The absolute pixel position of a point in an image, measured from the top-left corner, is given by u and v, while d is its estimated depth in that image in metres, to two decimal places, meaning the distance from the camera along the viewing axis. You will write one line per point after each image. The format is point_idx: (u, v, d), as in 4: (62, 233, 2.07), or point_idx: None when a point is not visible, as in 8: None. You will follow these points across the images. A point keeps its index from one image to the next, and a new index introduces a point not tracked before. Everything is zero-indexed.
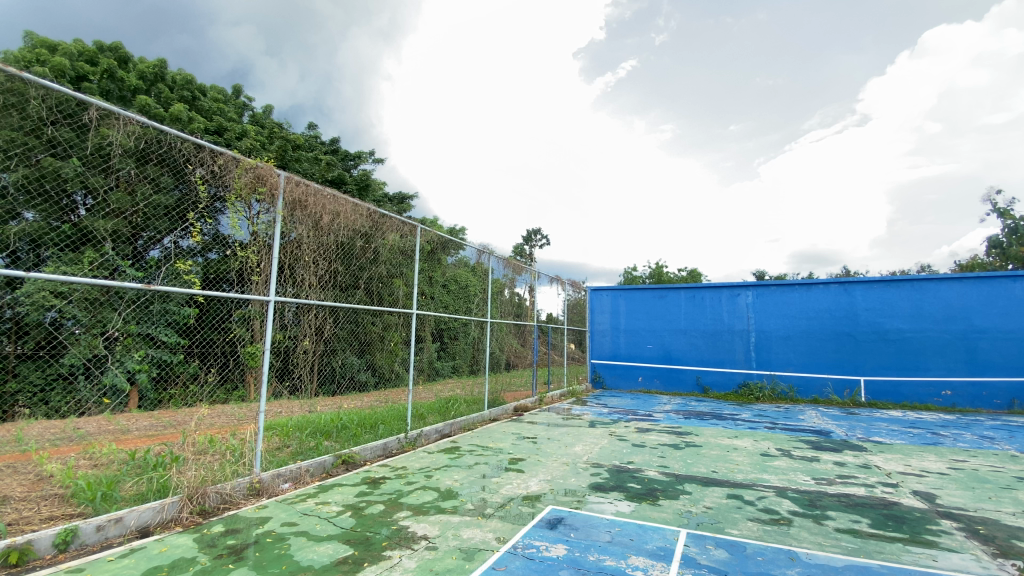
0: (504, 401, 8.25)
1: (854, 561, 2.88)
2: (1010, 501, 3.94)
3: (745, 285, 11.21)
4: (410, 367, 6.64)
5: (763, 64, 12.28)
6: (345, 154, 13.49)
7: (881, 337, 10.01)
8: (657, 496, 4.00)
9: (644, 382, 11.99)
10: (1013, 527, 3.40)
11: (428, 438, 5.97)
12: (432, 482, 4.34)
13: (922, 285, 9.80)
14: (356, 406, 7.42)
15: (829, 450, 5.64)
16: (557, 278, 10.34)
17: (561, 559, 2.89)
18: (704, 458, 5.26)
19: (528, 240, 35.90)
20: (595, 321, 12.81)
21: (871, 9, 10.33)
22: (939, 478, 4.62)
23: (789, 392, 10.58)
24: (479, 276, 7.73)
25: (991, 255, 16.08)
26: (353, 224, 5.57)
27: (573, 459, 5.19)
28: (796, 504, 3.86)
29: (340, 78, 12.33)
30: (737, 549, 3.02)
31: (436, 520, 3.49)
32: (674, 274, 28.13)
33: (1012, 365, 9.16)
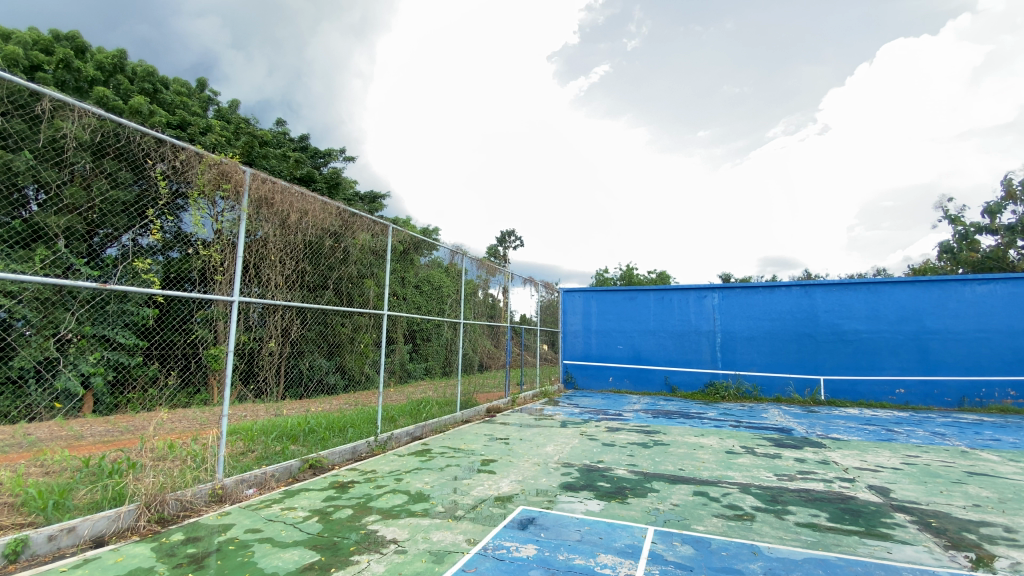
0: (476, 403, 8.21)
1: (813, 554, 2.98)
2: (959, 494, 4.16)
3: (712, 287, 11.49)
4: (380, 368, 6.42)
5: (731, 72, 12.70)
6: (316, 151, 13.73)
7: (839, 337, 10.43)
8: (626, 495, 4.05)
9: (615, 382, 12.14)
10: (961, 519, 3.59)
11: (398, 440, 5.90)
12: (402, 485, 4.29)
13: (877, 288, 10.27)
14: (325, 410, 7.19)
15: (791, 446, 5.84)
16: (530, 279, 10.37)
17: (531, 559, 2.90)
18: (671, 457, 5.37)
19: (501, 241, 35.88)
20: (567, 321, 12.89)
21: (833, 21, 10.76)
22: (893, 473, 4.84)
23: (753, 391, 10.88)
24: (453, 278, 7.69)
25: (943, 259, 16.90)
26: (324, 223, 5.47)
27: (544, 459, 5.22)
28: (759, 500, 3.97)
29: (309, 74, 12.06)
30: (703, 545, 3.09)
31: (405, 524, 3.45)
32: (644, 276, 28.62)
33: (961, 364, 9.67)
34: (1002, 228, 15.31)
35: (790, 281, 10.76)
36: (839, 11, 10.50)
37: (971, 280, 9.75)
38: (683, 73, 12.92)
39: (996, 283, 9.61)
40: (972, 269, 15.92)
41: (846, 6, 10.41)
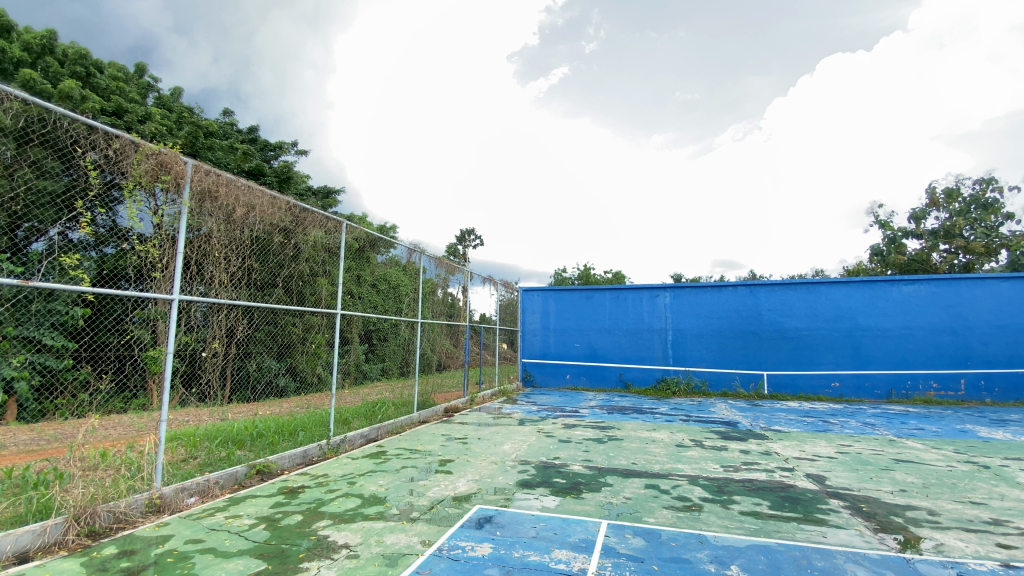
0: (434, 403, 8.09)
1: (756, 541, 3.12)
2: (888, 480, 4.48)
3: (664, 286, 11.85)
4: (333, 368, 6.16)
5: (684, 78, 13.06)
6: (265, 144, 13.30)
7: (781, 335, 10.99)
8: (581, 490, 4.12)
9: (572, 380, 12.32)
10: (889, 504, 3.85)
11: (352, 443, 5.76)
12: (356, 489, 4.19)
13: (815, 288, 10.89)
14: (275, 413, 6.88)
15: (737, 439, 6.10)
16: (490, 278, 10.34)
17: (487, 557, 2.89)
18: (625, 451, 5.50)
19: (461, 240, 35.59)
20: (526, 320, 12.95)
21: (777, 32, 11.38)
22: (829, 461, 5.14)
23: (701, 386, 11.31)
24: (411, 277, 7.52)
25: (873, 262, 17.96)
26: (273, 219, 5.21)
27: (502, 457, 5.22)
28: (707, 491, 4.13)
29: (258, 64, 11.49)
30: (654, 536, 3.17)
31: (358, 528, 3.36)
32: (601, 275, 29.08)
33: (889, 359, 10.40)
34: (925, 232, 16.54)
35: (736, 281, 11.23)
36: (783, 23, 11.16)
37: (898, 281, 10.50)
38: (639, 78, 13.25)
39: (920, 283, 10.37)
40: (899, 271, 17.12)
41: (790, 19, 11.05)
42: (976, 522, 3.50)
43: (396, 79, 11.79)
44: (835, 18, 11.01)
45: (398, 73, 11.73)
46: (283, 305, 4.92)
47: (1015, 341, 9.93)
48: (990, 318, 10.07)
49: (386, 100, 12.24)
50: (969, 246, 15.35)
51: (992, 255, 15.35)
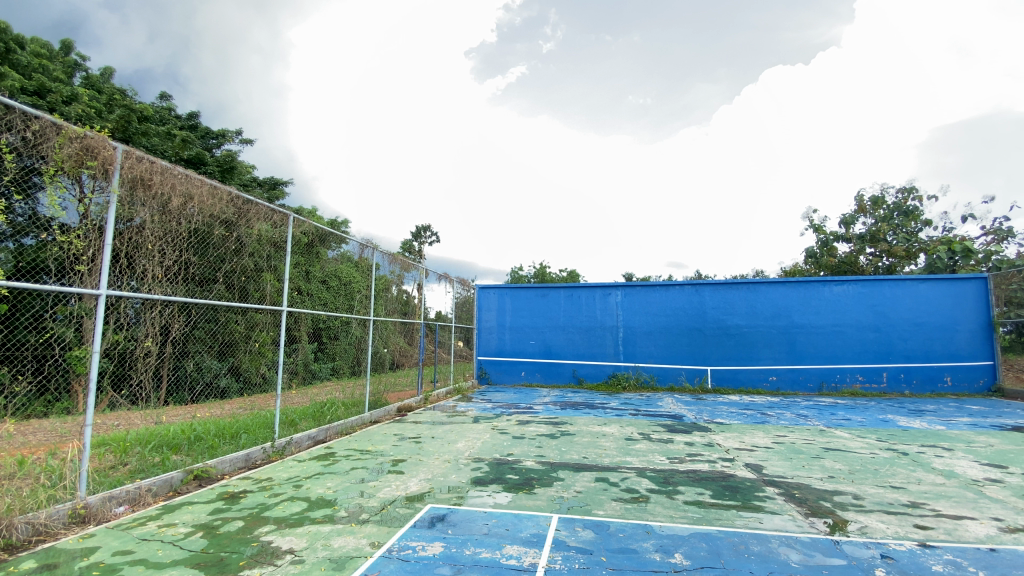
0: (386, 402, 7.89)
1: (698, 529, 3.25)
2: (818, 468, 4.79)
3: (616, 285, 12.13)
4: (278, 366, 5.86)
5: (636, 82, 13.34)
6: (207, 132, 12.74)
7: (724, 332, 11.51)
8: (533, 485, 4.16)
9: (527, 376, 12.41)
10: (819, 490, 4.13)
11: (299, 446, 5.52)
12: (302, 492, 4.04)
13: (755, 287, 11.48)
14: (215, 415, 6.57)
15: (682, 432, 6.32)
16: (445, 276, 10.19)
17: (438, 556, 2.86)
18: (577, 446, 5.59)
19: (417, 238, 35.04)
20: (481, 318, 12.87)
21: (726, 42, 11.90)
22: (766, 451, 5.44)
23: (650, 381, 11.69)
24: (363, 273, 7.31)
25: (808, 263, 19.09)
26: (213, 211, 4.95)
27: (455, 455, 5.19)
28: (653, 482, 4.27)
29: (198, 46, 10.84)
30: (602, 528, 3.25)
31: (304, 532, 3.25)
32: (556, 273, 29.39)
33: (821, 354, 11.11)
34: (854, 236, 17.70)
35: (682, 280, 11.68)
36: (731, 33, 11.69)
37: (829, 281, 11.24)
38: (594, 80, 13.49)
39: (849, 284, 11.13)
40: (831, 272, 18.28)
41: (737, 29, 11.60)
42: (895, 505, 3.81)
43: (361, 78, 11.68)
44: (778, 32, 11.64)
45: (365, 74, 11.65)
46: (223, 301, 4.66)
47: (929, 337, 10.84)
48: (909, 316, 10.94)
49: (339, 94, 11.90)
50: (892, 250, 16.60)
51: (912, 258, 16.68)
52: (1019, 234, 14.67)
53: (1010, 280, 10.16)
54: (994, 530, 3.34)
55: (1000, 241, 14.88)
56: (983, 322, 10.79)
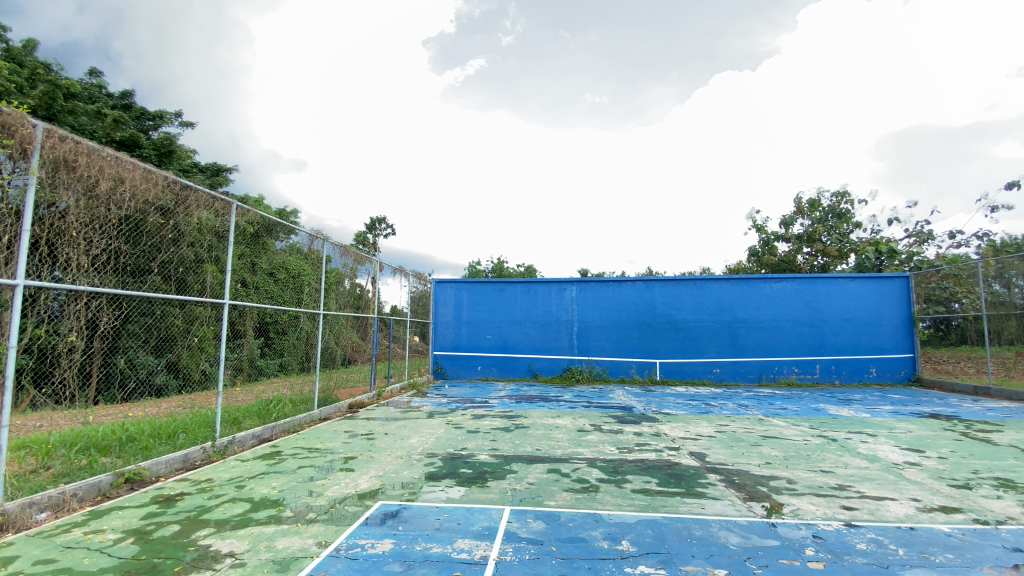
0: (337, 399, 7.65)
1: (644, 516, 3.36)
2: (756, 454, 5.06)
3: (572, 280, 12.31)
4: (218, 363, 5.46)
5: (593, 82, 13.67)
6: (142, 112, 11.80)
7: (672, 326, 11.94)
8: (486, 479, 4.17)
9: (483, 371, 12.40)
10: (757, 475, 4.36)
11: (241, 444, 5.27)
12: (245, 492, 3.88)
13: (701, 283, 11.95)
14: (150, 414, 6.15)
15: (631, 422, 6.51)
16: (400, 269, 9.98)
17: (387, 553, 2.81)
18: (530, 439, 5.65)
19: (371, 231, 34.19)
20: (437, 313, 12.72)
21: (678, 48, 12.28)
22: (709, 440, 5.69)
23: (602, 373, 11.99)
24: (314, 266, 7.07)
25: (750, 262, 20.08)
26: (148, 197, 4.65)
27: (407, 451, 5.12)
28: (603, 472, 4.38)
29: (134, 20, 10.13)
30: (553, 519, 3.30)
31: (245, 534, 3.12)
32: (513, 269, 29.47)
33: (760, 347, 11.72)
34: (793, 236, 18.71)
35: (634, 276, 12.00)
36: (684, 40, 12.03)
37: (770, 279, 11.84)
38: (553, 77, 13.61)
39: (787, 282, 11.79)
40: (772, 270, 19.28)
41: (689, 36, 11.95)
42: (824, 487, 4.08)
43: None
44: (728, 38, 12.11)
45: None
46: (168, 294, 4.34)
47: (858, 332, 11.63)
48: (840, 311, 11.70)
49: None
50: (826, 250, 17.69)
51: (844, 258, 17.84)
52: (937, 237, 15.96)
53: (929, 280, 11.05)
54: (911, 510, 3.64)
55: (921, 242, 16.14)
56: (904, 318, 11.67)
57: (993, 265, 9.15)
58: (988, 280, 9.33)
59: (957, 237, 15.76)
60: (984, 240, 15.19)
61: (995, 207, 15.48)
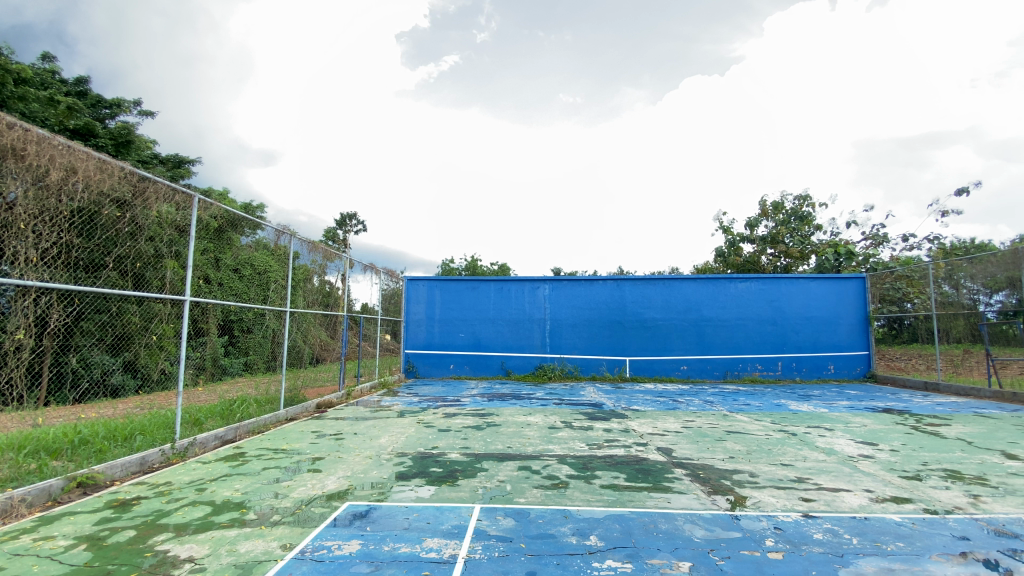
0: (304, 399, 7.48)
1: (613, 511, 3.42)
2: (720, 449, 5.20)
3: (544, 279, 12.38)
4: (179, 362, 5.20)
5: (567, 82, 13.86)
6: (98, 99, 11.33)
7: (642, 325, 12.15)
8: (456, 477, 4.16)
9: (455, 370, 12.36)
10: (721, 469, 4.49)
11: (203, 446, 5.10)
12: (206, 496, 3.76)
13: (670, 283, 12.19)
14: (104, 415, 5.96)
15: (601, 419, 6.61)
16: (371, 266, 9.83)
17: (354, 555, 2.78)
18: (501, 436, 5.67)
19: (342, 227, 33.53)
20: (409, 311, 12.59)
21: (650, 52, 12.53)
22: (676, 435, 5.82)
23: (574, 371, 12.12)
24: (281, 263, 6.89)
25: (717, 262, 20.62)
26: (103, 187, 4.58)
27: (377, 451, 5.05)
28: (573, 468, 4.44)
29: (89, 3, 9.65)
30: (523, 516, 3.32)
31: (206, 538, 3.02)
32: (487, 267, 29.39)
33: (725, 345, 12.06)
34: (758, 238, 19.28)
35: (605, 275, 12.15)
36: (656, 44, 12.25)
37: (735, 279, 12.18)
38: (528, 76, 13.66)
39: (751, 282, 12.15)
40: (738, 270, 19.84)
41: (662, 40, 12.17)
42: (784, 480, 4.23)
43: None
44: (697, 43, 12.29)
45: None
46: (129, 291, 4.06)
47: (817, 330, 12.09)
48: (801, 310, 12.13)
49: None
50: (789, 251, 18.32)
51: (805, 259, 18.51)
52: (892, 240, 16.71)
53: (884, 280, 11.57)
54: (865, 500, 3.81)
55: (876, 245, 16.88)
56: (861, 317, 12.19)
57: (943, 267, 9.63)
58: (938, 281, 9.82)
59: (909, 241, 16.55)
60: (934, 244, 16.01)
61: (944, 212, 16.31)
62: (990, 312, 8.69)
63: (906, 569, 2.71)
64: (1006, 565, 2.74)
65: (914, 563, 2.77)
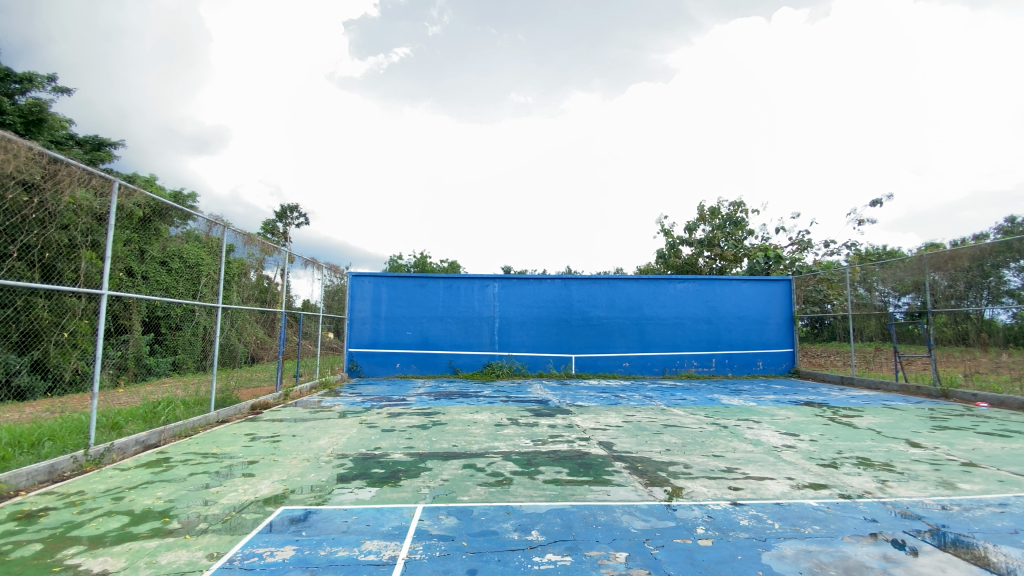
0: (237, 400, 7.10)
1: (554, 505, 3.48)
2: (657, 442, 5.43)
3: (494, 277, 12.40)
4: (94, 363, 4.70)
5: (518, 81, 14.03)
6: (6, 72, 10.25)
7: (587, 323, 12.43)
8: (399, 477, 4.10)
9: (402, 368, 12.16)
10: (657, 461, 4.69)
11: (122, 451, 4.72)
12: (123, 505, 3.49)
13: (614, 282, 12.55)
14: (6, 420, 5.36)
15: (546, 415, 6.72)
16: (313, 262, 9.46)
17: (288, 561, 2.68)
18: (447, 435, 5.64)
19: (283, 218, 32.05)
20: (354, 308, 12.23)
21: (601, 58, 12.90)
22: (617, 429, 6.01)
23: (522, 368, 12.25)
24: (213, 256, 6.56)
25: (659, 263, 21.46)
26: (11, 170, 4.01)
27: (315, 453, 4.89)
28: (517, 464, 4.48)
29: None
30: (465, 514, 3.32)
31: (123, 551, 2.81)
32: (436, 264, 29.05)
33: (665, 343, 12.57)
34: (696, 241, 20.20)
35: (553, 274, 12.33)
36: (605, 49, 12.61)
37: (674, 280, 12.72)
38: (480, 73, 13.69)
39: (689, 282, 12.72)
40: (678, 272, 20.72)
41: (611, 46, 12.53)
42: (714, 470, 4.47)
43: None
44: (643, 52, 12.61)
45: None
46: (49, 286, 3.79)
47: (748, 329, 12.84)
48: (733, 310, 12.84)
49: None
50: (724, 254, 19.35)
51: (739, 262, 19.60)
52: (815, 245, 18.00)
53: (808, 283, 12.45)
54: (786, 487, 4.10)
55: (802, 250, 18.13)
56: (787, 317, 13.04)
57: (859, 271, 10.53)
58: (854, 284, 10.70)
59: (830, 246, 17.88)
60: (851, 250, 17.41)
61: (860, 221, 17.76)
62: (898, 313, 9.53)
63: (821, 550, 2.94)
64: (910, 544, 3.04)
65: (828, 544, 3.01)
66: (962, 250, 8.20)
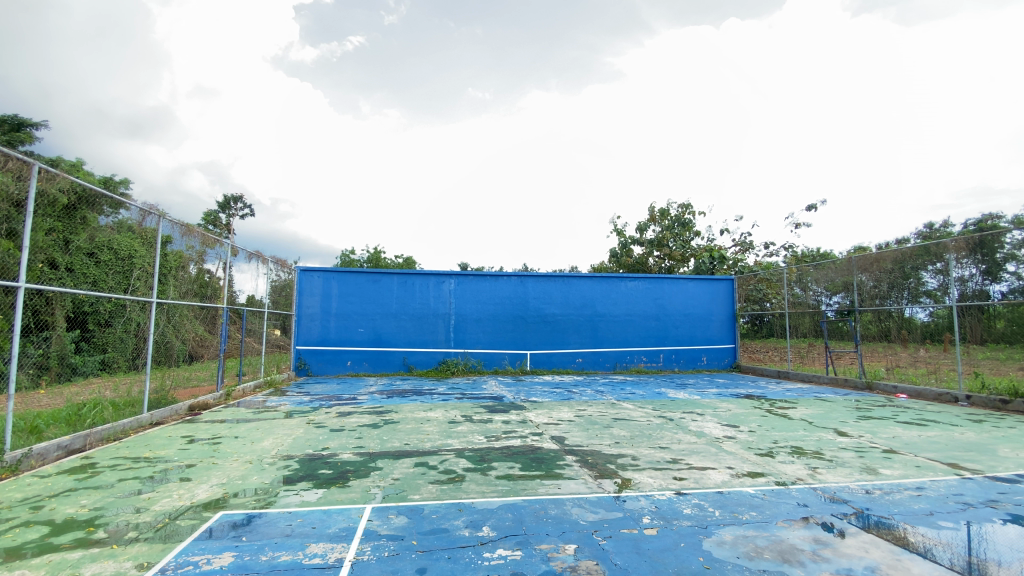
0: (174, 400, 6.72)
1: (506, 501, 3.51)
2: (607, 435, 5.58)
3: (449, 273, 12.30)
4: (10, 362, 4.30)
5: (476, 77, 13.99)
6: None
7: (542, 320, 12.58)
8: (347, 478, 4.01)
9: (353, 366, 11.88)
10: (607, 454, 4.81)
11: (42, 457, 4.36)
12: (43, 514, 3.23)
13: (568, 280, 12.74)
14: None
15: (500, 411, 6.76)
16: (258, 255, 9.05)
17: (226, 568, 2.57)
18: (398, 433, 5.56)
19: (227, 209, 30.53)
20: (303, 304, 11.82)
21: (559, 57, 13.06)
22: (569, 424, 6.12)
23: (477, 365, 12.26)
24: (148, 248, 6.19)
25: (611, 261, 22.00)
26: None
27: (259, 455, 4.70)
28: (470, 461, 4.48)
29: None
30: (416, 512, 3.29)
31: (42, 563, 2.61)
32: (390, 260, 28.57)
33: (616, 339, 12.91)
34: (647, 240, 20.82)
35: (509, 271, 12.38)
36: (562, 48, 12.78)
37: (626, 277, 13.07)
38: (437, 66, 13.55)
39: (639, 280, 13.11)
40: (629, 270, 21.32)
41: (568, 45, 12.69)
42: (661, 462, 4.64)
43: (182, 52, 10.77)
44: (600, 55, 12.84)
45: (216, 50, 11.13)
46: None
47: (694, 326, 13.38)
48: (681, 307, 13.34)
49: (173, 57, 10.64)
50: (672, 254, 20.07)
51: (686, 262, 20.39)
52: (756, 246, 18.96)
53: (749, 282, 13.11)
54: (727, 476, 4.31)
55: (744, 251, 19.06)
56: (729, 314, 13.69)
57: (795, 272, 11.19)
58: (791, 284, 11.35)
59: (770, 248, 18.88)
60: (788, 251, 18.46)
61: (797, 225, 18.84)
62: (829, 312, 10.19)
63: (757, 535, 3.12)
64: (837, 526, 3.28)
65: (764, 529, 3.20)
66: (886, 253, 8.88)
